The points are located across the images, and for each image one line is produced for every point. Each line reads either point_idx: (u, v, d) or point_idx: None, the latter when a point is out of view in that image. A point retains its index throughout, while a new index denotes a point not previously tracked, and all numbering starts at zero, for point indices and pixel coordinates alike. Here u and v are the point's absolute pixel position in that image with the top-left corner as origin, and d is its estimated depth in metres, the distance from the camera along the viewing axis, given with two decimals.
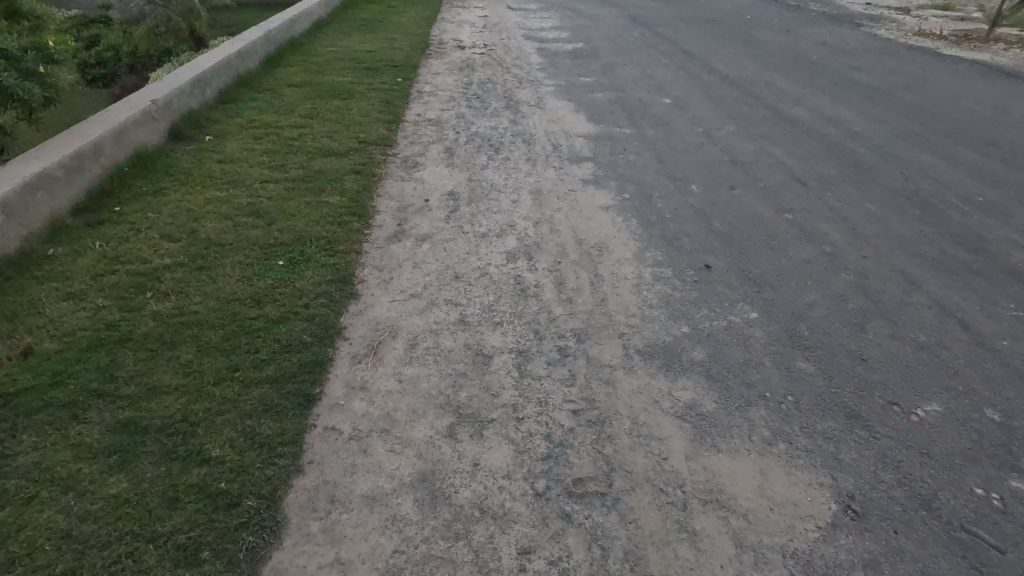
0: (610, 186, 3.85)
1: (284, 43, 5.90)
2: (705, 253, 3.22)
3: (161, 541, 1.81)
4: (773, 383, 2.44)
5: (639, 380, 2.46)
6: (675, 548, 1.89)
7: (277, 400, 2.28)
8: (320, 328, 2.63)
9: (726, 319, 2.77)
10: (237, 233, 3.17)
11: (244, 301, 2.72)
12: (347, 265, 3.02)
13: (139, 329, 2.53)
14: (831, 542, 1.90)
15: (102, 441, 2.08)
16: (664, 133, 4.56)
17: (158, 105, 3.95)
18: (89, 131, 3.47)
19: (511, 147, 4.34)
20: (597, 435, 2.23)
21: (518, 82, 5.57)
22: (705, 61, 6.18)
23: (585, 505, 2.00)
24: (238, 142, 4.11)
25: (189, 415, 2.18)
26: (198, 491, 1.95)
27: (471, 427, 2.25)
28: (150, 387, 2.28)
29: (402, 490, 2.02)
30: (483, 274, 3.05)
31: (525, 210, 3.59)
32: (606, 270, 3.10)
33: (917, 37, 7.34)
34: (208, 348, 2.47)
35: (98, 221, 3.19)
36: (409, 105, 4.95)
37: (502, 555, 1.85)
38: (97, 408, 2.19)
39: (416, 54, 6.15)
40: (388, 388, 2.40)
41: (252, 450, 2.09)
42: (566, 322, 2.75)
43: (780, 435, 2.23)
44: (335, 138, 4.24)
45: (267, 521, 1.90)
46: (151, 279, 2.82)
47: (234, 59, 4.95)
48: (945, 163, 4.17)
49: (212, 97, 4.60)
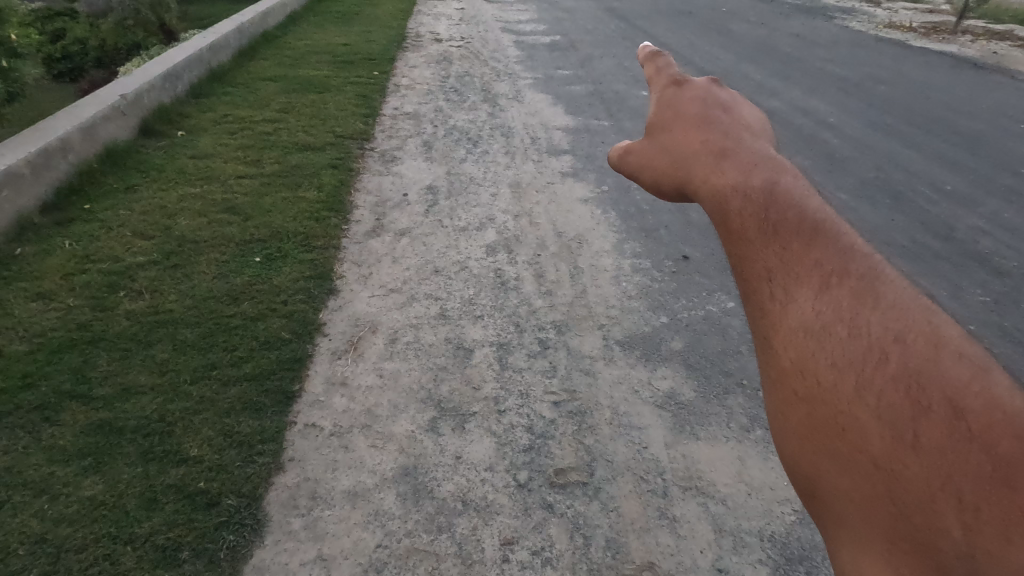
0: (588, 178, 3.88)
1: (257, 36, 5.81)
2: (683, 244, 3.28)
3: (139, 543, 1.79)
4: (750, 370, 2.51)
5: (619, 371, 2.49)
6: (657, 535, 1.92)
7: (256, 398, 2.26)
8: (300, 325, 2.61)
9: (704, 309, 2.82)
10: (213, 229, 3.13)
11: (221, 298, 2.70)
12: (326, 261, 3.00)
13: (113, 328, 2.49)
14: (807, 524, 1.95)
15: (77, 443, 2.05)
16: (641, 125, 4.60)
17: (127, 101, 3.88)
18: (56, 127, 3.39)
19: (490, 140, 4.34)
20: (578, 426, 2.25)
21: (496, 75, 5.56)
22: (681, 53, 6.22)
23: (567, 496, 2.02)
24: (212, 137, 4.05)
25: (167, 415, 2.16)
26: (177, 491, 1.93)
27: (453, 420, 2.26)
28: (125, 387, 2.25)
29: (384, 485, 2.03)
30: (463, 268, 3.05)
31: (504, 203, 3.60)
32: (585, 262, 3.12)
33: (888, 28, 7.50)
34: (184, 346, 2.44)
35: (67, 219, 3.12)
36: (386, 99, 4.93)
37: (485, 546, 1.87)
38: (71, 409, 2.15)
39: (393, 47, 6.12)
40: (368, 384, 2.39)
41: (232, 448, 2.07)
42: (546, 314, 2.77)
43: (757, 421, 2.29)
44: (313, 133, 4.19)
45: (248, 520, 1.88)
46: (124, 278, 2.77)
47: (206, 53, 4.88)
48: (915, 153, 4.25)
49: (183, 92, 4.52)
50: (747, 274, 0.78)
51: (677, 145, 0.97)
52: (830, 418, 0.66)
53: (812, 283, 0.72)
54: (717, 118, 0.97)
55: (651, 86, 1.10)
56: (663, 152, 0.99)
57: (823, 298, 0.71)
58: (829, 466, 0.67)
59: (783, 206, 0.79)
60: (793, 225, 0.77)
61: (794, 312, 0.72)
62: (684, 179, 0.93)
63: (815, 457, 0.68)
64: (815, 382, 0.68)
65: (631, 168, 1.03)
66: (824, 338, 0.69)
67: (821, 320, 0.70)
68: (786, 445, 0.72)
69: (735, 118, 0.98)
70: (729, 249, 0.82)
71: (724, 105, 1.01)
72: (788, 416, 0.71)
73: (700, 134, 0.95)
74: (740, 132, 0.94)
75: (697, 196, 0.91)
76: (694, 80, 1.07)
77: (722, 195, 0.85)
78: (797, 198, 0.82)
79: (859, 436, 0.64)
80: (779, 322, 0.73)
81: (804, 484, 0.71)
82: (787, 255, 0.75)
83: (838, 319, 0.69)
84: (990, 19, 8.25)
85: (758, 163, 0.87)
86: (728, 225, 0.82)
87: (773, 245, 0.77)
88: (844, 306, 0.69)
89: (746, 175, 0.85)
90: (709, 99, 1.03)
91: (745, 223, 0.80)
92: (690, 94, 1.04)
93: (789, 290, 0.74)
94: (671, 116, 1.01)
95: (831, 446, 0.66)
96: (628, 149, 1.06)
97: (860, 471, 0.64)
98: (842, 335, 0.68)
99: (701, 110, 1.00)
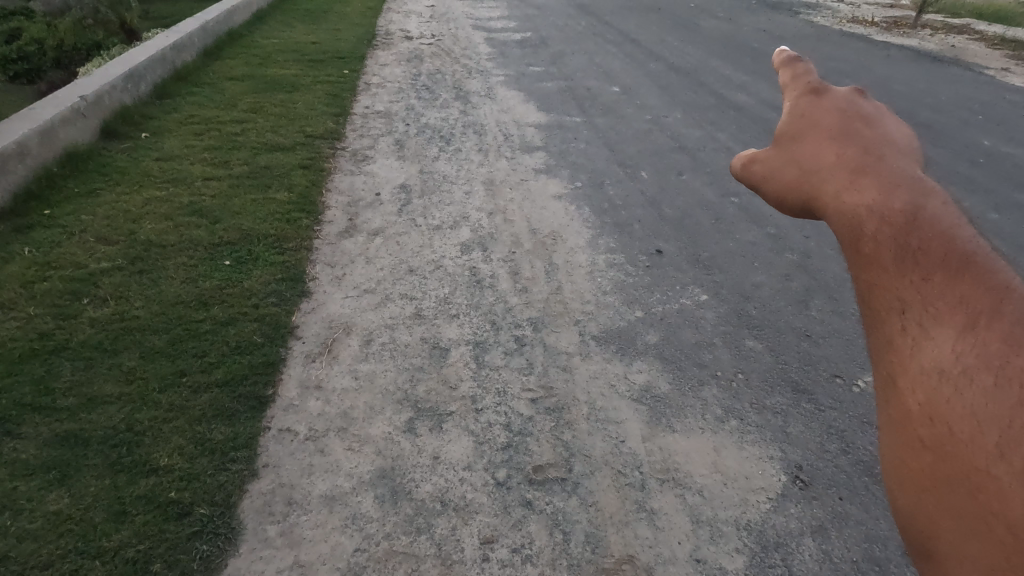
0: (562, 175, 3.90)
1: (223, 35, 5.72)
2: (656, 238, 3.32)
3: (108, 556, 1.74)
4: (723, 362, 2.54)
5: (596, 365, 2.50)
6: (635, 528, 1.93)
7: (228, 404, 2.22)
8: (271, 328, 2.57)
9: (678, 302, 2.86)
10: (180, 233, 3.07)
11: (190, 303, 2.64)
12: (298, 263, 2.96)
13: (77, 337, 2.42)
14: (782, 511, 1.98)
15: (40, 456, 1.98)
16: (613, 122, 4.63)
17: (88, 103, 3.78)
18: (12, 131, 3.29)
19: (462, 138, 4.33)
20: (556, 421, 2.26)
21: (468, 73, 5.56)
22: (651, 49, 6.28)
23: (546, 492, 2.02)
24: (177, 138, 3.97)
25: (134, 424, 2.10)
26: (147, 502, 1.88)
27: (430, 420, 2.25)
28: (90, 397, 2.18)
29: (362, 488, 2.00)
30: (438, 266, 3.04)
31: (478, 201, 3.60)
32: (560, 258, 3.14)
33: (851, 23, 7.68)
34: (152, 354, 2.38)
35: (26, 224, 3.03)
36: (357, 97, 4.88)
37: (464, 546, 1.86)
38: (33, 422, 2.08)
39: (362, 45, 6.07)
40: (344, 386, 2.36)
41: (203, 457, 2.03)
42: (522, 312, 2.77)
43: (732, 412, 2.32)
44: (282, 133, 4.14)
45: (222, 528, 1.85)
46: (87, 285, 2.69)
47: (169, 51, 4.78)
48: None
49: (147, 92, 4.42)
50: (879, 301, 0.75)
51: (807, 157, 0.95)
52: (960, 472, 0.64)
53: (956, 320, 0.69)
54: (856, 133, 0.94)
55: (786, 92, 1.07)
56: (790, 160, 0.97)
57: (967, 340, 0.67)
58: (948, 524, 0.65)
59: (926, 233, 0.76)
60: (938, 256, 0.73)
61: (931, 349, 0.69)
62: (812, 194, 0.91)
63: (935, 514, 0.66)
64: (948, 430, 0.66)
65: (752, 175, 1.02)
66: (963, 381, 0.66)
67: (960, 364, 0.67)
68: (904, 493, 0.70)
69: (880, 134, 0.94)
70: (859, 273, 0.79)
71: (866, 119, 0.97)
72: (908, 465, 0.70)
73: (836, 149, 0.92)
74: (883, 151, 0.90)
75: (824, 213, 0.89)
76: (836, 92, 1.03)
77: (856, 216, 0.82)
78: (941, 227, 0.77)
79: (994, 495, 0.61)
80: (910, 360, 0.71)
81: (919, 537, 0.69)
82: (928, 289, 0.72)
83: (982, 364, 0.66)
84: (947, 14, 8.51)
85: (900, 185, 0.83)
86: (860, 249, 0.80)
87: (912, 274, 0.73)
88: (991, 351, 0.66)
89: (885, 196, 0.82)
90: (850, 111, 0.98)
91: (880, 247, 0.77)
92: (829, 101, 1.01)
93: (926, 325, 0.70)
94: (803, 127, 0.99)
95: (957, 506, 0.64)
96: (750, 155, 1.05)
97: (986, 539, 0.61)
98: (985, 383, 0.65)
99: (840, 123, 0.96)
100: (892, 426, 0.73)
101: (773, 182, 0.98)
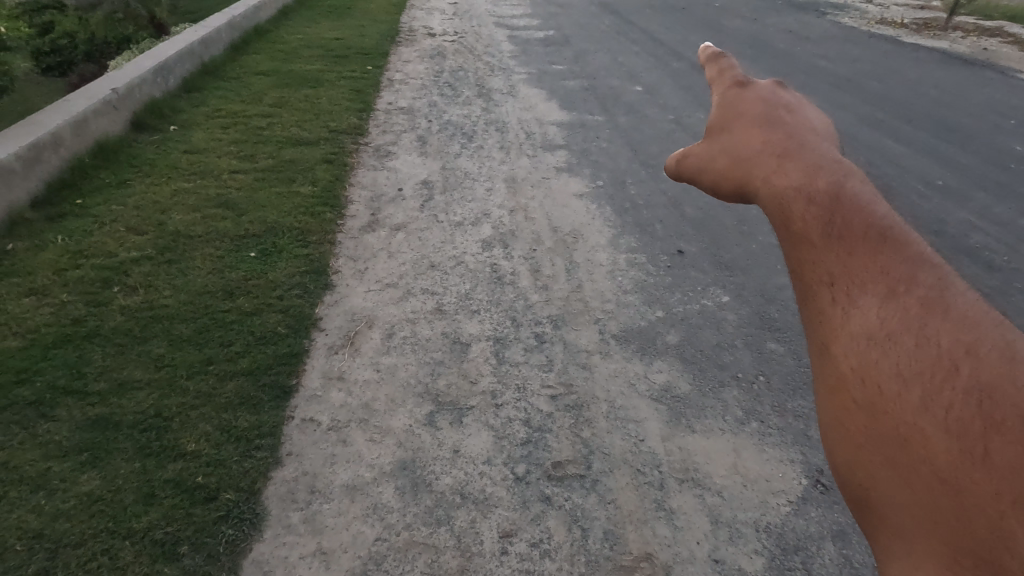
0: (584, 173, 3.89)
1: (249, 29, 5.77)
2: (678, 238, 3.30)
3: (138, 537, 1.80)
4: (745, 364, 2.53)
5: (616, 364, 2.51)
6: (653, 527, 1.94)
7: (254, 393, 2.27)
8: (296, 320, 2.61)
9: (700, 303, 2.84)
10: (206, 224, 3.13)
11: (216, 293, 2.70)
12: (322, 256, 3.00)
13: (107, 324, 2.48)
14: (802, 515, 1.98)
15: (72, 438, 2.05)
16: (636, 121, 4.59)
17: (119, 95, 3.85)
18: (46, 122, 3.36)
19: (485, 135, 4.33)
20: (575, 419, 2.27)
21: (491, 70, 5.55)
22: (675, 48, 6.21)
23: (564, 488, 2.04)
24: (205, 131, 4.02)
25: (163, 410, 2.16)
26: (176, 486, 1.94)
27: (450, 414, 2.27)
28: (120, 382, 2.25)
29: (383, 479, 2.04)
30: (459, 263, 3.05)
31: (499, 198, 3.60)
32: (581, 257, 3.13)
33: (879, 24, 7.51)
34: (180, 341, 2.44)
35: (59, 213, 3.11)
36: (380, 93, 4.90)
37: (484, 538, 1.89)
38: (65, 405, 2.15)
39: (386, 41, 6.08)
40: (365, 378, 2.40)
41: (230, 443, 2.08)
42: (542, 309, 2.78)
43: (753, 414, 2.31)
44: (306, 126, 4.18)
45: (247, 514, 1.90)
46: (118, 272, 2.76)
47: (198, 46, 4.84)
48: (906, 147, 4.26)
49: (175, 86, 4.48)
50: (808, 277, 0.78)
51: (736, 145, 0.95)
52: (890, 427, 0.66)
53: (877, 289, 0.71)
54: (779, 118, 0.95)
55: (712, 84, 1.08)
56: (719, 150, 0.98)
57: (889, 306, 0.70)
58: (884, 476, 0.67)
59: (849, 211, 0.78)
60: (859, 233, 0.76)
61: (857, 318, 0.71)
62: (743, 179, 0.92)
63: (869, 468, 0.68)
64: (877, 390, 0.67)
65: (687, 168, 1.03)
66: (888, 346, 0.68)
67: (885, 329, 0.69)
68: (840, 452, 0.72)
69: (800, 116, 0.95)
70: (791, 252, 0.81)
71: (788, 105, 0.99)
72: (842, 424, 0.71)
73: (763, 133, 0.94)
74: (806, 133, 0.92)
75: (756, 196, 0.90)
76: (758, 82, 1.04)
77: (784, 198, 0.84)
78: (863, 202, 0.80)
79: (923, 448, 0.63)
80: (841, 328, 0.72)
81: (854, 490, 0.71)
82: (852, 262, 0.74)
83: (904, 327, 0.68)
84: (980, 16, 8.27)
85: (823, 164, 0.85)
86: (790, 227, 0.82)
87: (837, 250, 0.76)
88: (911, 315, 0.68)
89: (810, 176, 0.84)
90: (774, 98, 1.00)
91: (807, 225, 0.80)
92: (752, 92, 1.02)
93: (849, 294, 0.73)
94: (731, 115, 1.00)
95: (890, 456, 0.66)
96: (681, 151, 1.05)
97: (919, 486, 0.63)
98: (908, 344, 0.67)
99: (764, 109, 0.97)
100: (824, 392, 0.74)
101: (705, 175, 0.99)
